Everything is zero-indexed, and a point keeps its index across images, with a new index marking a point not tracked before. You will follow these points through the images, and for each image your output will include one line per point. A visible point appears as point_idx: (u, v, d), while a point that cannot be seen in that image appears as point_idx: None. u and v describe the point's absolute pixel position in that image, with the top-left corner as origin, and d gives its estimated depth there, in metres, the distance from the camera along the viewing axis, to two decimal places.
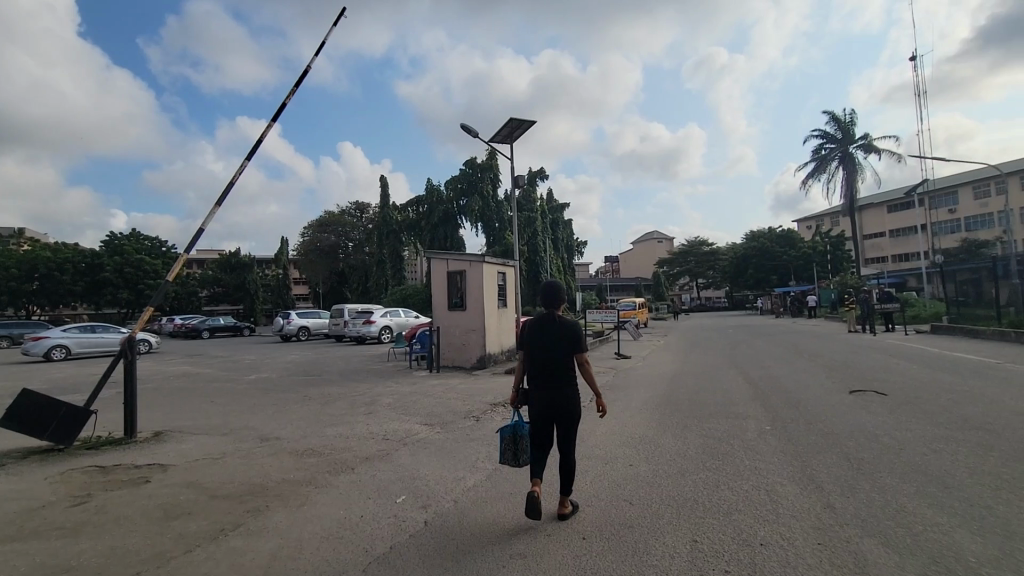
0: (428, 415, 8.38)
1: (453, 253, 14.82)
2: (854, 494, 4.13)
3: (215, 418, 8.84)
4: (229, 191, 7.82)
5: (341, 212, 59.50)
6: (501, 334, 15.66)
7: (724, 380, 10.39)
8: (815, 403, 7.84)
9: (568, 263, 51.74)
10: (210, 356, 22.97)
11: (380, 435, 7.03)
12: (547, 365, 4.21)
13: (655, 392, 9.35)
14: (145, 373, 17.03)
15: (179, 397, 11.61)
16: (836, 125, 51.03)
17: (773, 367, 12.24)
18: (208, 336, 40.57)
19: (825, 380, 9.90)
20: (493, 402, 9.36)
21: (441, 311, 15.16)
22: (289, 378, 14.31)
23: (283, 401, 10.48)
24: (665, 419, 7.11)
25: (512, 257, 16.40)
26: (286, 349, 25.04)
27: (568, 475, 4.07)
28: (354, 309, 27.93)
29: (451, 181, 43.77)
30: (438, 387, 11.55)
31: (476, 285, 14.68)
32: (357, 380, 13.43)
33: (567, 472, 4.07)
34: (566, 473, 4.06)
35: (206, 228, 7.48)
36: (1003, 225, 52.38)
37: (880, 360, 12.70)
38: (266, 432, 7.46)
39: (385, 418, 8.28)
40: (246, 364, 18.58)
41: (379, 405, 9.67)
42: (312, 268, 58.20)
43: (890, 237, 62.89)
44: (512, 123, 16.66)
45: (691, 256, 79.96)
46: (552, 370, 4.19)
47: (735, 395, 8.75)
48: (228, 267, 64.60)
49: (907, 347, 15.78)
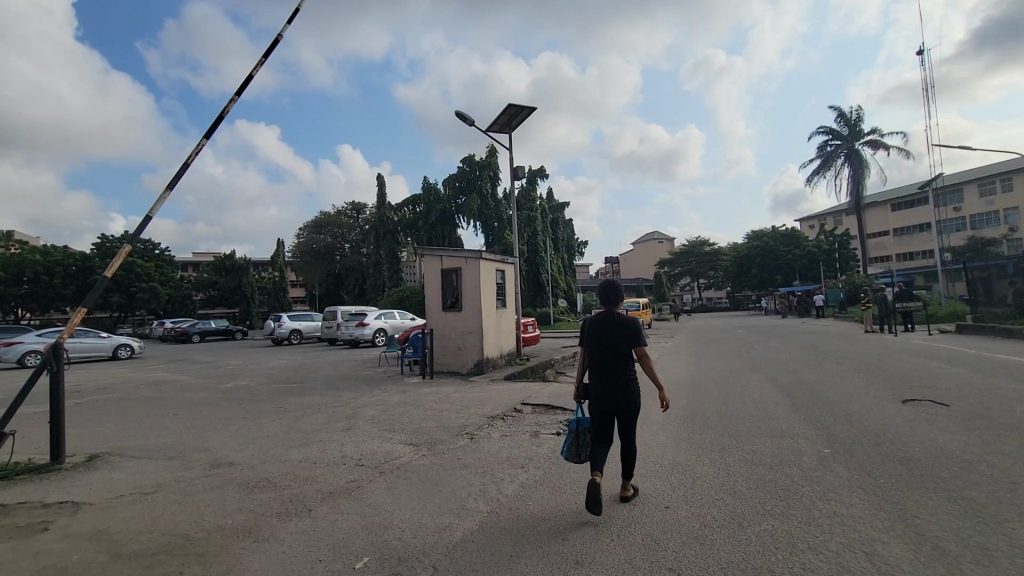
0: (414, 432, 7.15)
1: (447, 249, 13.65)
2: (995, 563, 2.92)
3: (168, 436, 7.65)
4: (183, 174, 6.66)
5: (338, 213, 58.39)
6: (500, 337, 14.46)
7: (753, 389, 9.12)
8: (869, 416, 6.61)
9: (568, 263, 50.62)
10: (194, 361, 21.78)
11: (353, 461, 5.83)
12: (610, 361, 4.06)
13: (675, 402, 8.15)
14: (118, 381, 15.86)
15: (140, 409, 10.40)
16: (842, 121, 49.97)
17: (803, 371, 10.95)
18: (199, 339, 39.44)
19: (869, 388, 8.63)
20: (490, 415, 8.17)
21: (435, 313, 13.94)
22: (269, 385, 13.11)
23: (251, 415, 9.25)
24: (697, 439, 5.86)
25: (511, 254, 15.23)
26: (275, 353, 23.87)
27: (630, 461, 4.14)
28: (347, 311, 26.75)
29: (449, 179, 42.74)
30: (431, 396, 10.36)
31: (472, 283, 13.48)
32: (343, 387, 12.25)
33: (628, 459, 4.12)
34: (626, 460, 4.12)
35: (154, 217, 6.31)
36: (1009, 223, 51.29)
37: (917, 363, 11.48)
38: (218, 457, 6.26)
39: (363, 436, 7.05)
40: (228, 370, 17.41)
41: (362, 418, 8.47)
42: (308, 269, 57.13)
43: (895, 235, 61.79)
44: (511, 110, 15.53)
45: (692, 257, 78.91)
46: (614, 366, 4.05)
47: (771, 406, 7.50)
48: (223, 269, 63.81)
49: (937, 348, 14.52)
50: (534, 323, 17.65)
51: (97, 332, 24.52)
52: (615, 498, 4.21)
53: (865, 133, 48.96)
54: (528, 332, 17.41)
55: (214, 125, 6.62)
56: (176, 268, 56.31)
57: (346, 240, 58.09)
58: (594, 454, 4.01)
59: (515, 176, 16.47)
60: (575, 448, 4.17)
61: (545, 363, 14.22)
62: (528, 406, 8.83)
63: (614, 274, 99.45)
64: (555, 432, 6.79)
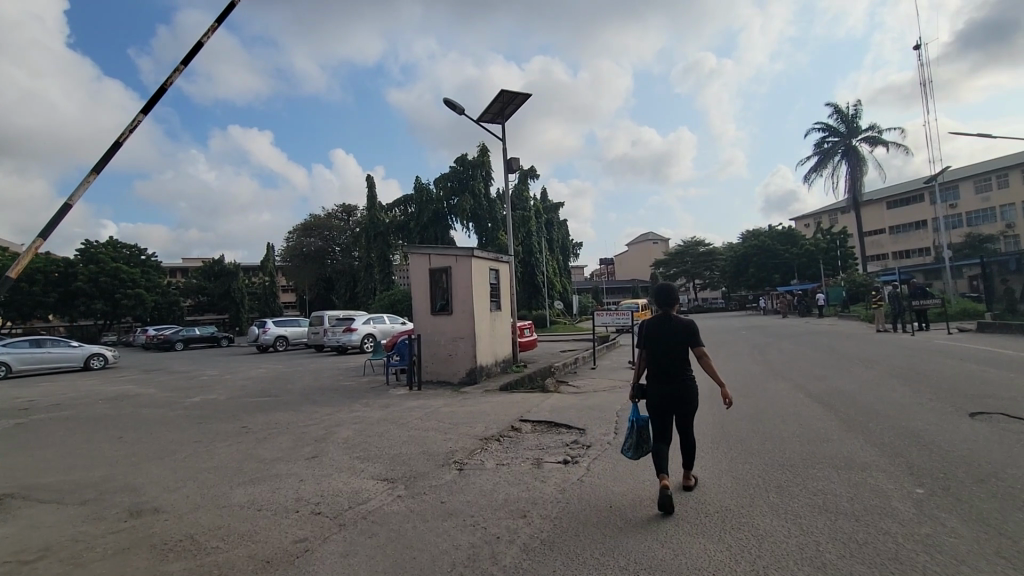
0: (392, 461, 5.93)
1: (435, 246, 12.46)
2: None
3: (99, 469, 6.39)
4: (114, 155, 5.29)
5: (328, 215, 56.89)
6: (495, 342, 13.25)
7: (784, 400, 7.96)
8: (942, 436, 5.46)
9: (563, 264, 49.57)
10: (170, 371, 20.43)
11: (310, 506, 4.60)
12: (669, 359, 4.52)
13: (700, 416, 7.00)
14: (77, 395, 14.45)
15: (86, 431, 9.13)
16: (838, 118, 49.17)
17: (834, 378, 9.78)
18: (183, 347, 37.97)
19: (921, 399, 7.50)
20: (484, 437, 6.95)
21: (423, 317, 12.69)
22: (240, 399, 11.80)
23: (205, 437, 7.94)
24: (745, 470, 4.72)
25: (505, 251, 14.04)
26: (257, 361, 22.55)
27: (689, 450, 4.47)
28: (334, 315, 25.49)
29: (440, 179, 41.36)
30: (417, 411, 9.13)
31: (464, 283, 12.24)
32: (321, 401, 11.00)
33: (688, 448, 4.40)
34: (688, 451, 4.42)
35: (75, 206, 4.91)
36: (1006, 218, 50.67)
37: (957, 367, 10.32)
38: (143, 501, 5.02)
39: (329, 468, 5.80)
40: (201, 381, 16.10)
41: (333, 442, 7.22)
42: (298, 274, 55.80)
43: (890, 233, 61.25)
44: (503, 98, 14.40)
45: (687, 257, 78.21)
46: (670, 363, 4.51)
47: (817, 423, 6.36)
48: (212, 275, 62.31)
49: (966, 349, 13.47)
50: (531, 326, 16.42)
51: (68, 341, 23.10)
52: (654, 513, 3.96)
53: (862, 129, 48.17)
54: (525, 336, 16.16)
55: (155, 97, 5.54)
56: (163, 274, 54.79)
57: (336, 243, 56.62)
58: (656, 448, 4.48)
59: (509, 170, 15.30)
60: (637, 445, 4.66)
61: (544, 371, 13.05)
62: (528, 424, 7.61)
63: (608, 275, 98.44)
64: (562, 461, 5.56)
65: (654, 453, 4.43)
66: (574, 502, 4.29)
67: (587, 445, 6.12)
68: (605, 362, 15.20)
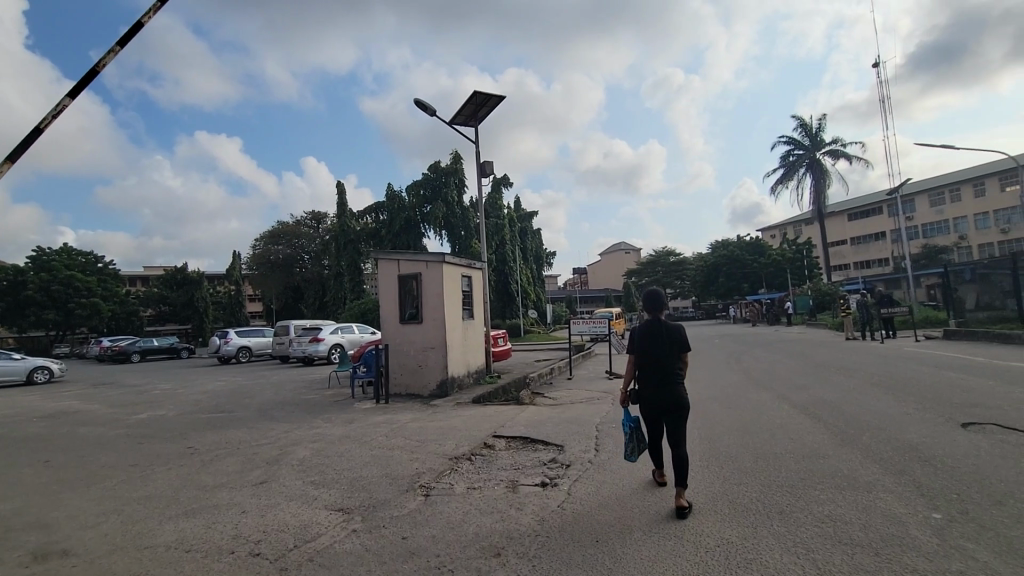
0: (351, 486, 5.32)
1: (405, 252, 11.90)
2: None
3: (9, 502, 5.54)
4: (33, 146, 4.57)
5: (297, 222, 55.42)
6: (467, 352, 12.68)
7: (768, 411, 7.63)
8: (942, 450, 5.17)
9: (537, 273, 49.38)
10: (120, 385, 19.09)
11: (249, 546, 3.95)
12: (662, 364, 4.62)
13: (686, 430, 6.62)
14: (11, 413, 13.23)
15: (8, 454, 8.14)
16: (803, 132, 50.47)
17: (815, 388, 9.52)
18: (139, 359, 36.09)
19: (908, 409, 7.26)
20: (454, 456, 6.38)
21: (391, 326, 12.07)
22: (191, 416, 10.92)
23: (143, 460, 7.10)
24: (740, 491, 4.34)
25: (478, 257, 13.53)
26: (217, 374, 21.36)
27: (683, 467, 4.08)
28: (300, 325, 24.49)
29: (413, 186, 40.65)
30: (383, 428, 8.48)
31: (434, 290, 11.65)
32: (279, 417, 10.21)
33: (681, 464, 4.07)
34: (680, 467, 4.09)
35: None
36: (959, 231, 52.57)
37: (934, 375, 10.22)
38: (50, 544, 4.25)
39: (278, 496, 5.12)
40: (151, 396, 14.99)
41: (287, 464, 6.53)
42: (264, 282, 54.05)
43: (852, 244, 63.11)
44: (476, 100, 13.98)
45: (659, 266, 79.25)
46: (662, 368, 4.62)
47: (808, 436, 6.03)
48: (174, 284, 59.84)
49: (937, 357, 13.51)
50: (504, 335, 15.89)
51: (10, 353, 21.52)
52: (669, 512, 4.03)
53: (826, 143, 49.50)
54: (499, 346, 15.62)
55: (84, 81, 4.92)
56: (120, 282, 52.37)
57: (305, 251, 55.17)
58: (652, 447, 4.77)
59: (482, 174, 14.84)
60: (635, 446, 4.88)
61: (519, 383, 12.52)
62: (502, 440, 7.09)
63: (581, 284, 99.03)
64: (540, 483, 5.02)
65: (651, 448, 4.74)
66: (556, 536, 3.74)
67: (567, 464, 5.61)
68: (582, 373, 14.78)
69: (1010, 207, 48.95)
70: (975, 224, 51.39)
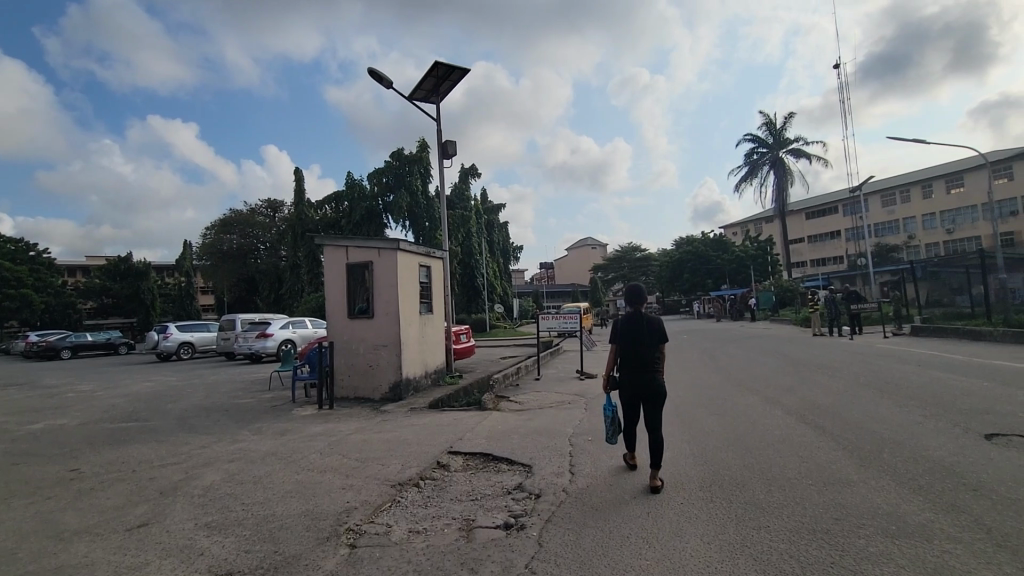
0: (254, 533, 4.06)
1: (355, 238, 10.58)
2: None
3: None
4: None
5: (252, 211, 52.60)
6: (425, 351, 11.43)
7: (762, 418, 6.83)
8: (987, 472, 4.25)
9: (504, 267, 48.36)
10: (34, 386, 16.90)
11: None
12: (640, 358, 4.67)
13: (669, 440, 5.91)
14: None
15: None
16: (767, 130, 50.75)
17: (804, 389, 8.84)
18: (70, 356, 33.11)
19: (912, 414, 6.62)
20: (396, 483, 5.15)
21: (338, 321, 10.70)
22: (96, 426, 9.31)
23: (6, 492, 5.62)
24: (752, 530, 3.45)
25: (439, 246, 12.27)
26: (151, 372, 19.38)
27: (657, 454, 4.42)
28: (248, 320, 22.64)
29: (375, 174, 38.79)
30: (319, 442, 7.15)
31: (387, 280, 10.33)
32: (202, 427, 8.77)
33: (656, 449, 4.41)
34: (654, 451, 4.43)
35: None
36: (907, 230, 54.28)
37: (928, 376, 9.54)
38: None
39: (151, 554, 3.80)
40: (64, 400, 13.15)
41: (186, 495, 5.22)
42: (215, 274, 51.09)
43: (809, 242, 64.50)
44: (438, 72, 12.69)
45: (625, 262, 79.52)
46: (645, 363, 4.65)
47: (818, 452, 5.08)
48: (116, 275, 55.88)
49: (916, 355, 13.02)
50: (467, 331, 14.68)
51: None
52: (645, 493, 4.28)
53: (789, 142, 49.92)
54: (461, 342, 14.40)
55: None
56: (55, 273, 48.39)
57: (260, 241, 52.38)
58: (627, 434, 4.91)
59: (444, 154, 13.56)
60: (613, 428, 5.04)
61: (482, 385, 11.35)
62: (458, 457, 5.98)
63: (548, 279, 98.31)
64: (502, 526, 3.90)
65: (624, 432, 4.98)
66: None
67: (536, 495, 4.50)
68: (550, 372, 13.74)
69: (956, 209, 50.59)
70: (924, 225, 53.00)
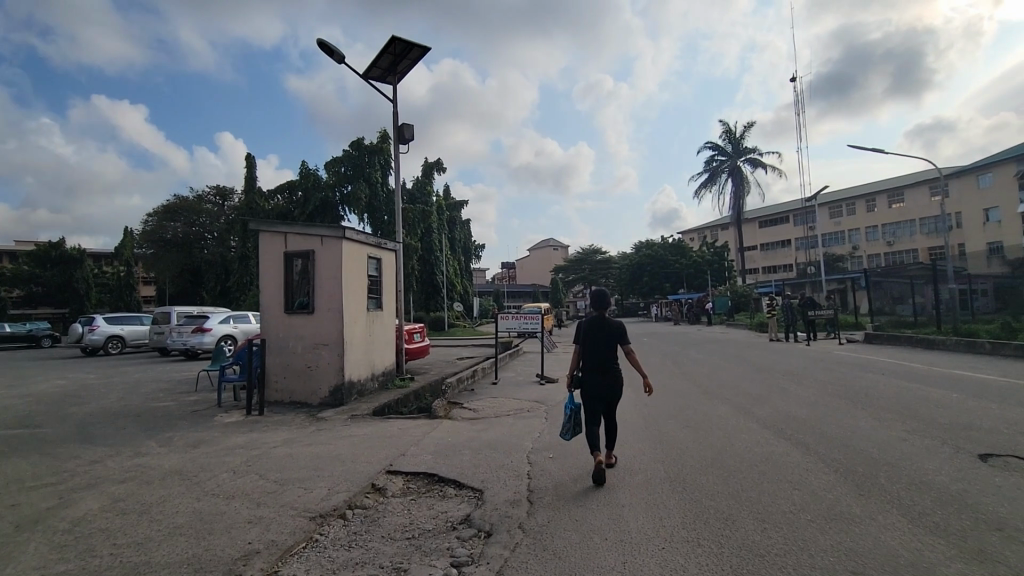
0: None
1: (294, 223, 9.48)
2: None
3: None
4: None
5: (199, 198, 49.71)
6: (372, 350, 10.43)
7: (739, 433, 6.21)
8: (1005, 506, 3.71)
9: (465, 266, 47.47)
10: None
11: None
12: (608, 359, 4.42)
13: (637, 456, 5.33)
14: None
15: None
16: (727, 138, 51.65)
17: (776, 399, 8.34)
18: None
19: (896, 430, 6.09)
20: (316, 516, 4.20)
21: (274, 314, 9.57)
22: None
23: None
24: None
25: (390, 237, 11.28)
26: (68, 368, 17.45)
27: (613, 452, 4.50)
28: (185, 313, 20.89)
29: (331, 163, 37.03)
30: (235, 457, 6.08)
31: (329, 270, 9.29)
32: (102, 435, 7.53)
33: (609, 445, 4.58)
34: None
35: None
36: (852, 242, 56.40)
37: (896, 386, 9.22)
38: None
39: None
40: None
41: (45, 532, 4.12)
42: (157, 264, 47.93)
43: (762, 250, 66.22)
44: (395, 49, 11.68)
45: (586, 264, 79.80)
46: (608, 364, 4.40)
47: (808, 476, 4.49)
48: (46, 262, 51.63)
49: (875, 363, 12.89)
50: (421, 329, 13.69)
51: None
52: (618, 529, 3.58)
53: (746, 151, 50.95)
54: (414, 342, 13.41)
55: None
56: None
57: (207, 231, 49.54)
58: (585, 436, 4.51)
59: (400, 138, 12.55)
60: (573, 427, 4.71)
61: (434, 389, 10.45)
62: (397, 479, 5.10)
63: (508, 279, 97.60)
64: None
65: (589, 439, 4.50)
66: None
67: (485, 532, 3.72)
68: (509, 376, 12.93)
69: (897, 222, 52.72)
70: (867, 236, 55.19)
